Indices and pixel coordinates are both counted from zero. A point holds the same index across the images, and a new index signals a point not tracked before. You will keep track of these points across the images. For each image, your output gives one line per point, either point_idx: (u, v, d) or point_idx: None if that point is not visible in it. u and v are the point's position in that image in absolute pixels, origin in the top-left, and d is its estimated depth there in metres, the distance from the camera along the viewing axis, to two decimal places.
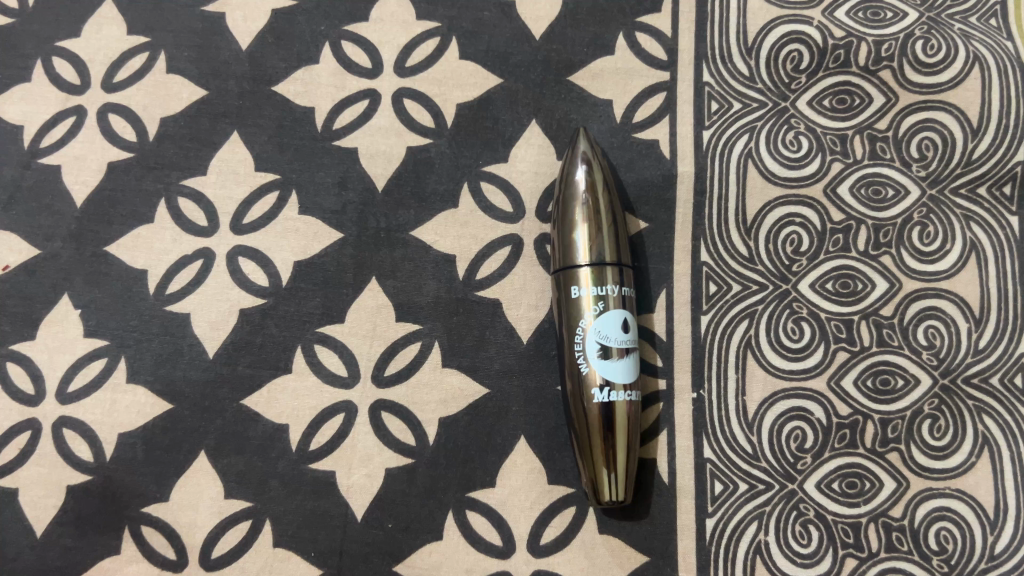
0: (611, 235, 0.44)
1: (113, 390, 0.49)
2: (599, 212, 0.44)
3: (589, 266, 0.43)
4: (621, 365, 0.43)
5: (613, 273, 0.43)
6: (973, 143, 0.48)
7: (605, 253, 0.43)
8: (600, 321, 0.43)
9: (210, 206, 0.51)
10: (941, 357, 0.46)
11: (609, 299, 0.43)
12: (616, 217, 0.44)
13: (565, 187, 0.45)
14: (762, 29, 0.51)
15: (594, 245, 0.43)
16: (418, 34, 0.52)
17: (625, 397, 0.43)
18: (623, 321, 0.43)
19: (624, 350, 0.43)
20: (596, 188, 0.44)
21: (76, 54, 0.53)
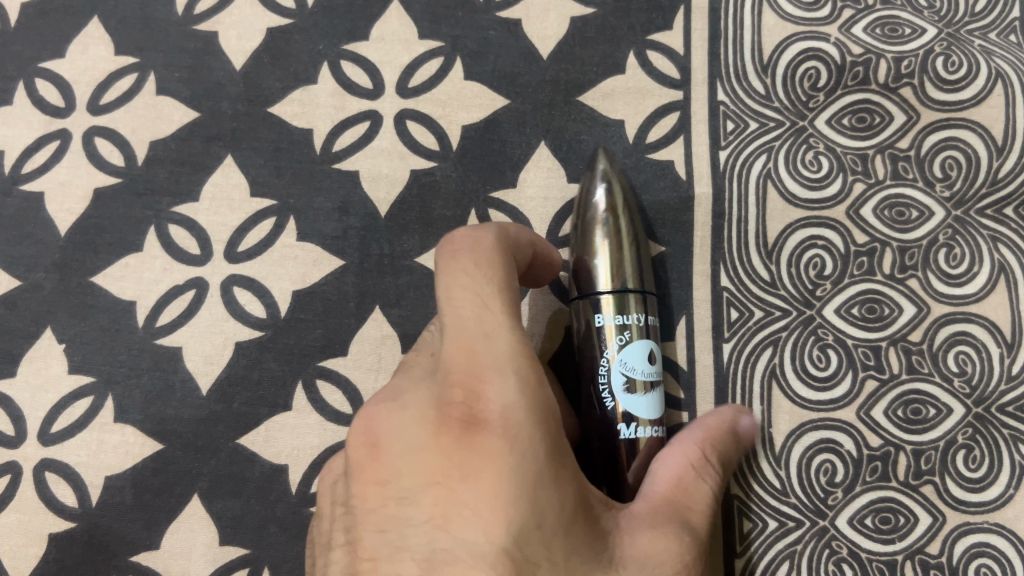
0: (634, 263, 0.41)
1: (100, 431, 0.46)
2: (620, 241, 0.41)
3: (610, 293, 0.41)
4: (647, 400, 0.40)
5: (637, 303, 0.41)
6: (998, 162, 0.46)
7: (627, 284, 0.41)
8: (625, 351, 0.40)
9: (203, 233, 0.48)
10: (973, 385, 0.44)
11: (633, 330, 0.41)
12: (638, 244, 0.42)
13: (585, 214, 0.42)
14: (778, 46, 0.49)
15: (617, 276, 0.41)
16: (421, 53, 0.50)
17: (651, 434, 0.40)
18: (648, 351, 0.41)
19: (649, 383, 0.41)
20: (615, 215, 0.42)
21: (59, 75, 0.51)
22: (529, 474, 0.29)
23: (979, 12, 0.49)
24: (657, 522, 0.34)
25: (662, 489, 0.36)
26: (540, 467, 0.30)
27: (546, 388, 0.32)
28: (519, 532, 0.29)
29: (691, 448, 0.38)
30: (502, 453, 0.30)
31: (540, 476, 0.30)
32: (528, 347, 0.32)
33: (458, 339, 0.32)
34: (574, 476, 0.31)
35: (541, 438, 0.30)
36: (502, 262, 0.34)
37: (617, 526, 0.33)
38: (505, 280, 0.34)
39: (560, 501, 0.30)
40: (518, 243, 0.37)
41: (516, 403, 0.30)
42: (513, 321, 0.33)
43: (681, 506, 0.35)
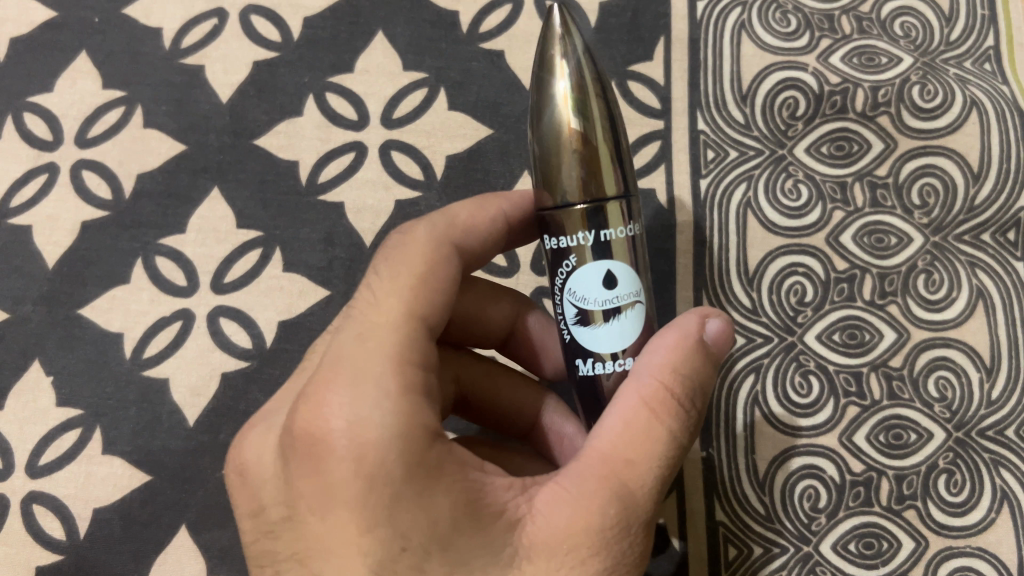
0: (603, 105, 0.30)
1: (88, 463, 0.46)
2: (582, 67, 0.30)
3: (578, 170, 0.30)
4: (614, 328, 0.31)
5: (608, 152, 0.30)
6: (975, 189, 0.47)
7: (592, 123, 0.30)
8: (575, 278, 0.31)
9: (190, 265, 0.49)
10: (954, 410, 0.45)
11: (600, 211, 0.30)
12: (602, 78, 0.31)
13: (537, 52, 0.31)
14: (757, 76, 0.50)
15: (579, 113, 0.30)
16: (405, 84, 0.51)
17: (619, 371, 0.32)
18: (608, 272, 0.31)
19: (612, 312, 0.31)
20: (572, 36, 0.30)
21: (47, 109, 0.52)
22: (383, 500, 0.26)
23: (954, 41, 0.50)
24: (580, 496, 0.28)
25: (599, 448, 0.29)
26: (391, 486, 0.26)
27: (415, 393, 0.28)
28: (378, 563, 0.26)
29: (639, 387, 0.30)
30: (345, 480, 0.27)
31: (397, 499, 0.26)
32: (404, 353, 0.29)
33: (336, 352, 0.30)
34: (455, 477, 0.28)
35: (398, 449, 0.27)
36: (406, 268, 0.32)
37: (527, 510, 0.28)
38: (407, 284, 0.31)
39: (433, 514, 0.27)
40: (470, 230, 0.35)
41: (366, 419, 0.27)
42: (394, 326, 0.30)
43: (619, 471, 0.28)
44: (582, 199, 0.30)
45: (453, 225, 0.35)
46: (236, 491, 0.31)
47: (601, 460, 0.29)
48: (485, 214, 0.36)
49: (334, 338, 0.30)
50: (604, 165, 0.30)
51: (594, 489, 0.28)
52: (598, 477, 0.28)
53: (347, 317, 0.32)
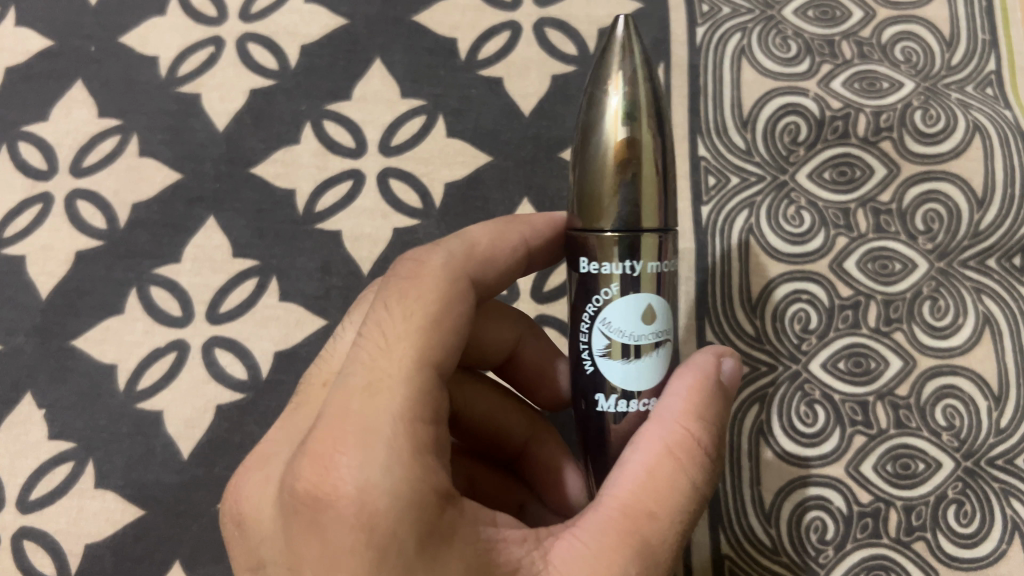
0: (653, 130, 0.30)
1: (80, 497, 0.46)
2: (636, 82, 0.30)
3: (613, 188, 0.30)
4: (643, 366, 0.31)
5: (652, 174, 0.30)
6: (979, 214, 0.47)
7: (638, 140, 0.30)
8: (609, 308, 0.31)
9: (185, 294, 0.48)
10: (962, 438, 0.44)
11: (635, 241, 0.30)
12: (659, 106, 0.31)
13: (596, 62, 0.31)
14: (757, 102, 0.49)
15: (627, 128, 0.30)
16: (403, 112, 0.50)
17: (637, 411, 0.32)
18: (647, 307, 0.31)
19: (645, 348, 0.31)
20: (631, 54, 0.30)
21: (42, 138, 0.52)
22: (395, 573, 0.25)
23: (955, 66, 0.49)
24: (601, 549, 0.27)
25: (622, 497, 0.29)
26: (402, 556, 0.25)
27: (423, 448, 0.27)
28: None
29: (664, 436, 0.30)
30: (353, 549, 0.25)
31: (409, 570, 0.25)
32: (414, 402, 0.28)
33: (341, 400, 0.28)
34: (465, 542, 0.27)
35: (406, 517, 0.26)
36: (413, 304, 0.30)
37: (544, 565, 0.28)
38: (416, 322, 0.30)
39: None
40: (489, 261, 0.35)
41: (376, 486, 0.26)
42: (403, 371, 0.28)
43: (643, 527, 0.28)
44: (615, 225, 0.30)
45: (470, 253, 0.34)
46: (236, 541, 0.30)
47: (623, 511, 0.28)
48: (505, 243, 0.36)
49: (339, 381, 0.29)
50: (645, 187, 0.30)
51: (619, 542, 0.28)
52: (621, 530, 0.28)
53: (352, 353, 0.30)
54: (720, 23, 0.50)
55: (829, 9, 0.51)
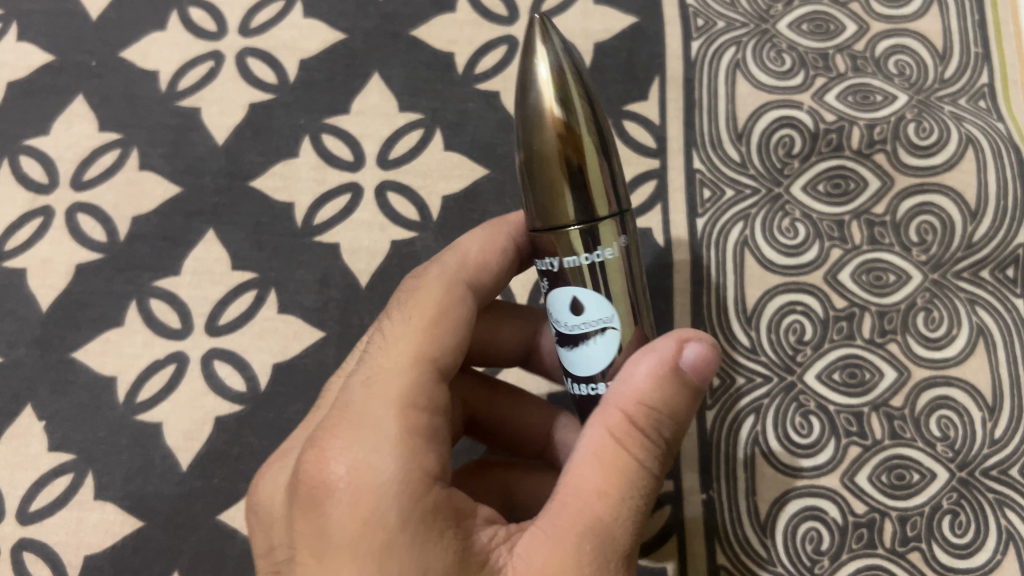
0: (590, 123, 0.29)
1: (79, 509, 0.46)
2: (566, 74, 0.29)
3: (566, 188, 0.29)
4: (591, 352, 0.32)
5: (598, 168, 0.29)
6: (973, 226, 0.47)
7: (580, 131, 0.29)
8: (553, 297, 0.32)
9: (184, 307, 0.49)
10: (956, 449, 0.44)
11: (596, 232, 0.30)
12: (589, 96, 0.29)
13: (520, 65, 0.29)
14: (752, 115, 0.50)
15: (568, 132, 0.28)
16: (401, 125, 0.51)
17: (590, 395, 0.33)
18: (574, 298, 0.31)
19: (580, 336, 0.31)
20: (553, 45, 0.29)
21: (43, 153, 0.52)
22: (379, 544, 0.27)
23: (948, 79, 0.50)
24: (557, 535, 0.28)
25: (572, 484, 0.29)
26: (386, 530, 0.27)
27: (422, 440, 0.29)
28: None
29: (606, 420, 0.30)
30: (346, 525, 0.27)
31: (390, 541, 0.27)
32: (414, 399, 0.30)
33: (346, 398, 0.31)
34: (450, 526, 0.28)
35: (395, 496, 0.27)
36: (420, 314, 0.33)
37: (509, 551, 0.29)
38: (420, 329, 0.33)
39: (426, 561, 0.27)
40: (482, 269, 0.36)
41: (373, 468, 0.28)
42: (405, 372, 0.31)
43: (594, 516, 0.29)
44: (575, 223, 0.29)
45: (462, 263, 0.36)
46: (255, 537, 0.32)
47: (575, 496, 0.29)
48: (495, 246, 0.37)
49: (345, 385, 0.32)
50: (594, 178, 0.29)
51: (569, 530, 0.28)
52: (575, 513, 0.29)
53: (360, 360, 0.33)
54: (714, 37, 0.51)
55: (823, 23, 0.51)
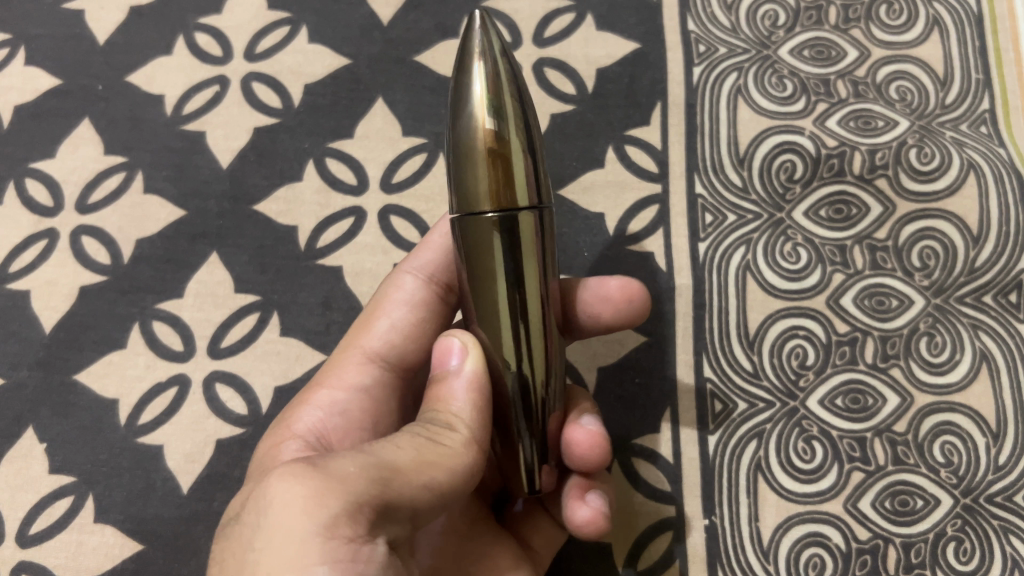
0: (518, 114, 0.31)
1: (79, 532, 0.45)
2: (497, 70, 0.31)
3: (487, 178, 0.30)
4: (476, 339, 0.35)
5: (521, 160, 0.30)
6: (975, 251, 0.47)
7: (507, 127, 0.30)
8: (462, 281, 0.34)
9: (187, 330, 0.49)
10: (961, 475, 0.44)
11: (513, 223, 0.31)
12: (521, 94, 0.31)
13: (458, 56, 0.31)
14: (754, 140, 0.50)
15: (494, 115, 0.30)
16: (404, 150, 0.51)
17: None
18: None
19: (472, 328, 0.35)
20: (490, 44, 0.31)
21: (50, 176, 0.53)
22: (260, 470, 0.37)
23: (949, 104, 0.50)
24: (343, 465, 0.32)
25: None
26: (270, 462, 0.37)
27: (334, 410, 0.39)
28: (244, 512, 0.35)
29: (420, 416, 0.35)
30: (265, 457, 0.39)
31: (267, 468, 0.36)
32: (345, 381, 0.40)
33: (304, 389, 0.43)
34: None
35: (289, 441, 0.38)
36: (368, 313, 0.42)
37: None
38: (365, 322, 0.42)
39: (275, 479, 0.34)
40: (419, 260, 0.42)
41: (275, 430, 0.40)
42: (345, 359, 0.41)
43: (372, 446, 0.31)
44: (492, 208, 0.30)
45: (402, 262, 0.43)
46: None
47: None
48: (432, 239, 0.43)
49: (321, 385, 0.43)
50: (518, 169, 0.30)
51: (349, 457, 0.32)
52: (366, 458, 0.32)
53: None
54: (716, 63, 0.51)
55: (824, 49, 0.51)
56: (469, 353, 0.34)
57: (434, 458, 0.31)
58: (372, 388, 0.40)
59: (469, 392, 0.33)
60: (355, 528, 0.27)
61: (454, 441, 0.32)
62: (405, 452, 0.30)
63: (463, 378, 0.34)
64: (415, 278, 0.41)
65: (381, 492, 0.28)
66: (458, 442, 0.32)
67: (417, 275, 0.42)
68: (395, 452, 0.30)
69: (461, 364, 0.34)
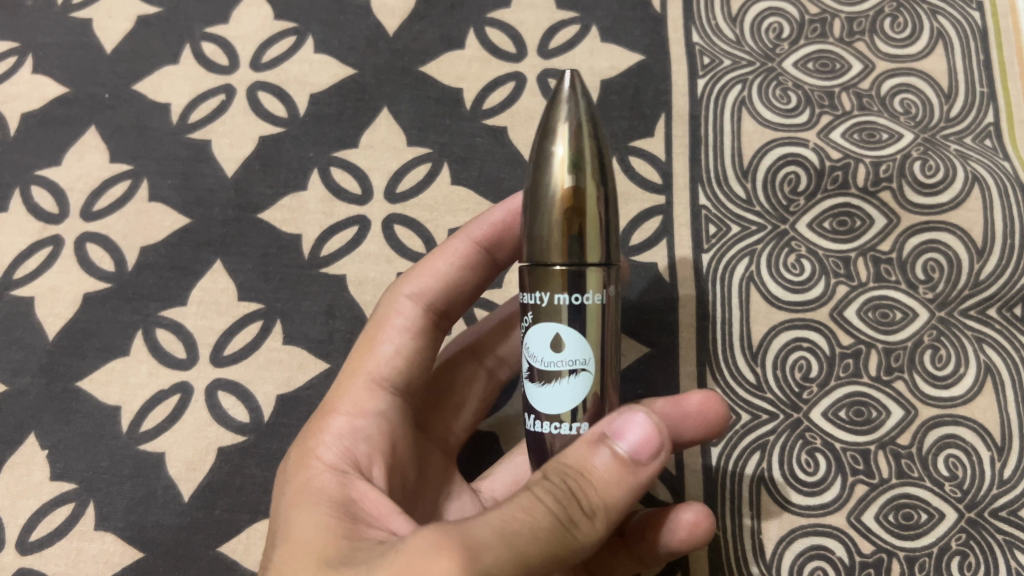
0: (596, 172, 0.32)
1: (80, 539, 0.45)
2: (582, 130, 0.32)
3: (561, 231, 0.31)
4: (560, 392, 0.32)
5: (595, 216, 0.31)
6: (979, 264, 0.47)
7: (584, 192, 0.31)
8: (531, 334, 0.33)
9: (190, 337, 0.49)
10: (965, 489, 0.43)
11: (582, 277, 0.32)
12: (602, 151, 0.32)
13: (545, 114, 0.33)
14: (758, 152, 0.50)
15: (574, 174, 0.31)
16: (408, 159, 0.51)
17: (553, 433, 0.33)
18: (556, 335, 0.32)
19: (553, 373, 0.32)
20: (577, 101, 0.32)
21: (55, 183, 0.53)
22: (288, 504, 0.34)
23: (953, 118, 0.50)
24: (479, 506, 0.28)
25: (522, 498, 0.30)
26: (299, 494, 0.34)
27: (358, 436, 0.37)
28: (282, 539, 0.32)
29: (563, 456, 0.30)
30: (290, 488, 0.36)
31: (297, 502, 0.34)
32: (365, 407, 0.38)
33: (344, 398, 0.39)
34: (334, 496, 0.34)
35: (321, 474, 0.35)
36: (369, 334, 0.40)
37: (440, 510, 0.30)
38: (368, 345, 0.40)
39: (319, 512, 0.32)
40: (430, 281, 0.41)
41: (297, 458, 0.37)
42: (355, 383, 0.39)
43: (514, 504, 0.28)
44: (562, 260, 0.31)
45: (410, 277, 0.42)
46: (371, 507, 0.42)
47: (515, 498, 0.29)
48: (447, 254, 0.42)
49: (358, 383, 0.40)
50: (591, 225, 0.31)
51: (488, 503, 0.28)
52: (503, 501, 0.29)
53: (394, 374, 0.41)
54: (721, 76, 0.51)
55: (828, 62, 0.52)
56: (657, 450, 0.29)
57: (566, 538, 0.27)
58: (390, 413, 0.39)
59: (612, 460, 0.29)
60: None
61: (591, 525, 0.28)
62: (539, 530, 0.27)
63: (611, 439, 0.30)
64: (415, 304, 0.41)
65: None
66: (597, 519, 0.28)
67: (417, 300, 0.41)
68: (531, 537, 0.27)
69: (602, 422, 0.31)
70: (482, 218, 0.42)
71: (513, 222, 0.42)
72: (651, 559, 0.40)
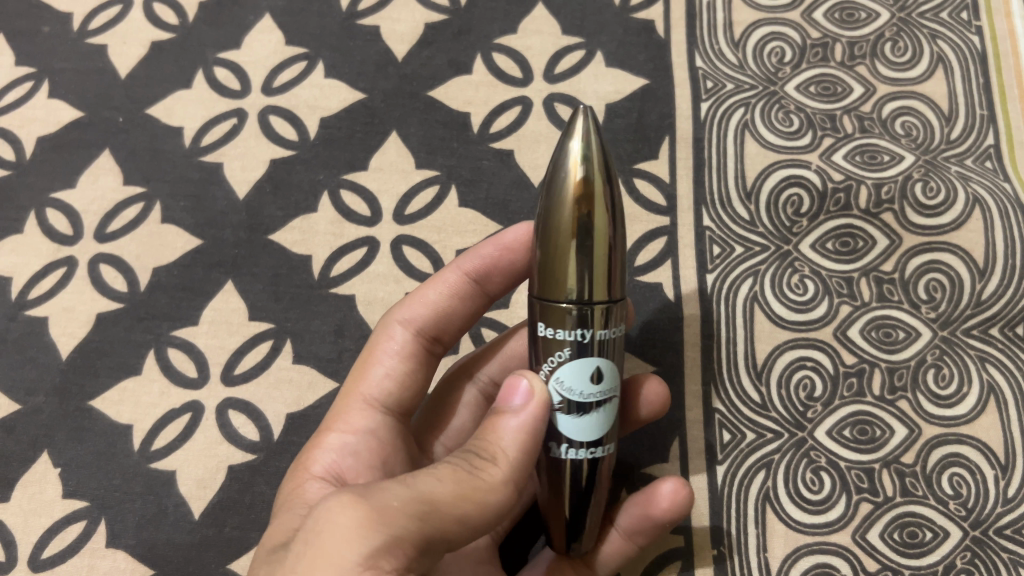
0: (605, 211, 0.32)
1: (91, 556, 0.46)
2: (592, 169, 0.32)
3: (569, 270, 0.32)
4: (592, 421, 0.34)
5: (603, 255, 0.32)
6: (981, 285, 0.47)
7: (594, 189, 0.32)
8: (562, 369, 0.34)
9: (201, 356, 0.49)
10: (969, 507, 0.44)
11: (589, 313, 0.33)
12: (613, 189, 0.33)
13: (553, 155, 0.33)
14: (761, 174, 0.50)
15: (582, 214, 0.32)
16: (417, 182, 0.52)
17: (587, 458, 0.35)
18: (597, 368, 0.33)
19: (594, 404, 0.34)
20: (587, 139, 0.32)
21: (70, 205, 0.54)
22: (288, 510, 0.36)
23: (954, 140, 0.51)
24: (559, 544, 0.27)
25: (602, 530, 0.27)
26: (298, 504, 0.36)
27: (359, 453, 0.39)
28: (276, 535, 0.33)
29: None
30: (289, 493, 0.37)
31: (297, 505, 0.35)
32: (360, 423, 0.39)
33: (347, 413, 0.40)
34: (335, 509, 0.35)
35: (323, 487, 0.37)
36: (361, 361, 0.42)
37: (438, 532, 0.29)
38: (360, 372, 0.41)
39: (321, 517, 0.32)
40: (419, 307, 0.42)
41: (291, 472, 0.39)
42: (347, 404, 0.40)
43: None
44: (570, 300, 0.32)
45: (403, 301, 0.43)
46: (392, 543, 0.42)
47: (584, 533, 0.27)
48: (438, 281, 0.42)
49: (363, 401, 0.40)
50: (598, 264, 0.32)
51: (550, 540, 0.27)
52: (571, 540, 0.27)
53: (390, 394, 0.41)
54: (724, 99, 0.52)
55: (830, 85, 0.52)
56: None
57: (472, 491, 0.30)
58: (378, 431, 0.40)
59: (520, 433, 0.32)
60: (391, 560, 0.27)
61: None
62: (444, 484, 0.30)
63: (519, 419, 0.33)
64: (405, 330, 0.42)
65: (418, 528, 0.28)
66: None
67: (407, 326, 0.42)
68: None
69: (524, 404, 0.33)
70: (475, 249, 0.42)
71: (506, 256, 0.42)
72: (638, 533, 0.41)
